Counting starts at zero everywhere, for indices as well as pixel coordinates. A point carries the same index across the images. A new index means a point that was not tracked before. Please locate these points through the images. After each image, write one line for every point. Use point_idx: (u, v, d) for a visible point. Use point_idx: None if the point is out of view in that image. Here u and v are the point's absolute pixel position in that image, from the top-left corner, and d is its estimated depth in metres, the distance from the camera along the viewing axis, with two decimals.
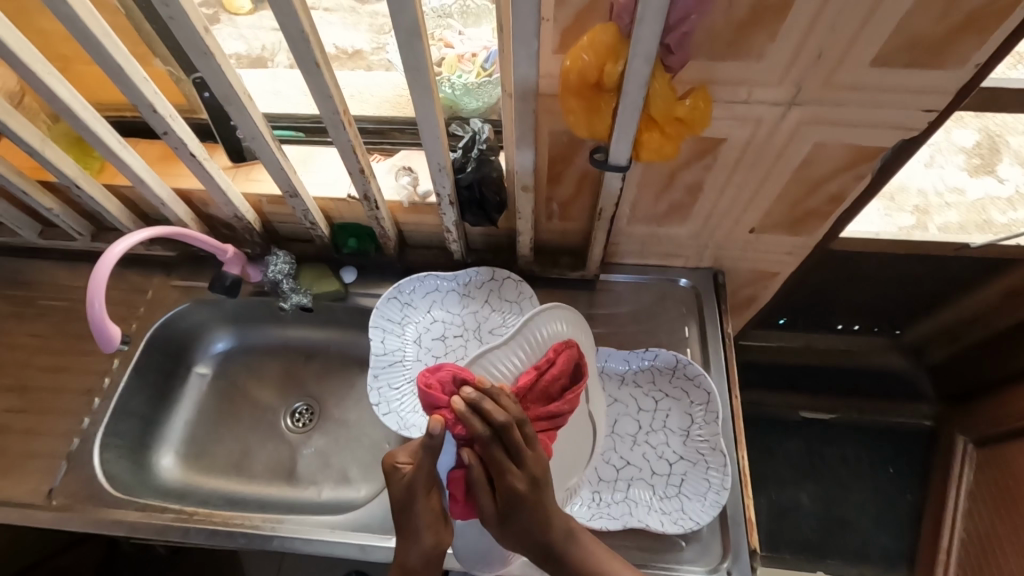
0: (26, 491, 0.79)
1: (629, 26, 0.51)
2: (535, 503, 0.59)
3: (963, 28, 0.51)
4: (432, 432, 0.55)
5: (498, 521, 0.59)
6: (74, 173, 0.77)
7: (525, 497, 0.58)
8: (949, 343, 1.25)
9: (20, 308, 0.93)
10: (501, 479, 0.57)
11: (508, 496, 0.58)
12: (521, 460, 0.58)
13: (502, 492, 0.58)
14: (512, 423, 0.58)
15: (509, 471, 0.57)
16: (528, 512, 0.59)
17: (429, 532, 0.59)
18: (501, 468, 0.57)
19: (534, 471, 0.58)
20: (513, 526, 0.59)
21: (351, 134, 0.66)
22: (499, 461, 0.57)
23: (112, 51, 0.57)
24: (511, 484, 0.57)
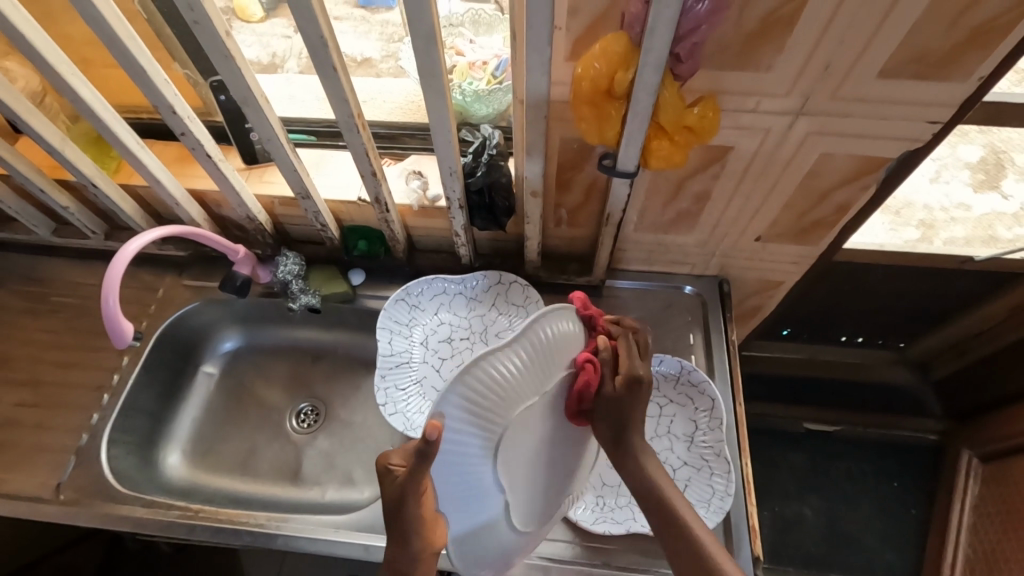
0: (34, 485, 0.79)
1: (639, 35, 0.53)
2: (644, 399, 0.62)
3: (968, 42, 0.52)
4: (430, 439, 0.51)
5: (617, 411, 0.61)
6: (92, 172, 0.78)
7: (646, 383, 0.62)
8: (955, 357, 1.23)
9: (34, 304, 0.95)
10: (628, 361, 0.62)
11: (630, 379, 0.61)
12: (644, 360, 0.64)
13: (627, 372, 0.61)
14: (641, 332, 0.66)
15: (636, 358, 0.62)
16: (638, 402, 0.61)
17: (420, 536, 0.57)
18: (628, 355, 0.62)
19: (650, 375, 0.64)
20: (624, 408, 0.61)
21: (365, 138, 0.68)
22: (628, 348, 0.63)
23: (136, 54, 0.58)
24: (636, 366, 0.62)
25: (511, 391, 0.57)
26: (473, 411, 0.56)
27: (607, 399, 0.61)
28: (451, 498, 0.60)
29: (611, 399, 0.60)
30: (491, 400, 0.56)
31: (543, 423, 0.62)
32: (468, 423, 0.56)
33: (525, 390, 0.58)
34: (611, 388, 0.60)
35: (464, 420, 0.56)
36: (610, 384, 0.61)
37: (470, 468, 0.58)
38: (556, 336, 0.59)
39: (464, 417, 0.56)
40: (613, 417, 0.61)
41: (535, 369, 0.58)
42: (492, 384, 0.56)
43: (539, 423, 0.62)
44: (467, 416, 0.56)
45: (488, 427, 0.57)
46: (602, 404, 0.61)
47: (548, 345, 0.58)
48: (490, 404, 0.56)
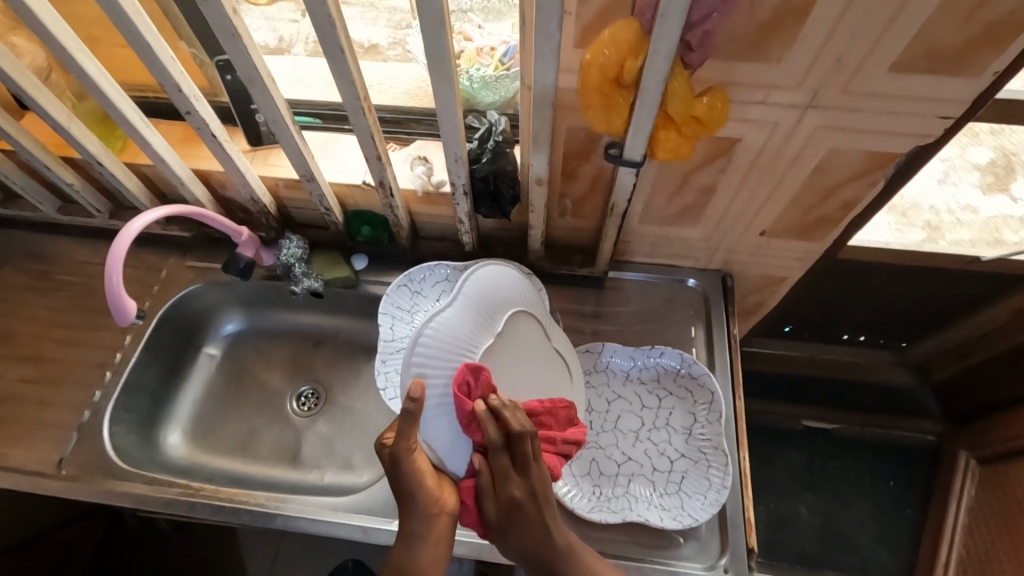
0: (36, 460, 0.80)
1: (650, 22, 0.52)
2: (534, 518, 0.58)
3: (983, 38, 0.52)
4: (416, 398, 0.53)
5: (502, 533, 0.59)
6: (96, 150, 0.78)
7: (525, 507, 0.58)
8: (956, 360, 1.25)
9: (37, 282, 0.95)
10: (501, 488, 0.58)
11: (507, 505, 0.58)
12: (525, 472, 0.58)
13: (501, 501, 0.58)
14: (525, 436, 0.57)
15: (509, 481, 0.58)
16: (527, 525, 0.58)
17: (426, 494, 0.58)
18: (504, 477, 0.58)
19: (537, 486, 0.58)
20: (512, 537, 0.59)
21: (370, 122, 0.67)
22: (501, 469, 0.58)
23: (142, 30, 0.58)
24: (509, 492, 0.58)
25: (463, 341, 0.65)
26: (441, 361, 0.63)
27: (495, 531, 0.60)
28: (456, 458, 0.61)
29: (497, 531, 0.60)
30: (451, 347, 0.64)
31: (502, 357, 0.69)
32: (442, 373, 0.62)
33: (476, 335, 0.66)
34: (494, 523, 0.59)
35: (437, 375, 0.62)
36: (490, 522, 0.59)
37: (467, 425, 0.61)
38: (482, 284, 0.69)
39: (436, 368, 0.62)
40: (508, 545, 0.60)
41: (473, 316, 0.67)
42: (448, 335, 0.64)
43: (498, 358, 0.68)
44: (437, 367, 0.62)
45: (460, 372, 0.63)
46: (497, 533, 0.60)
47: (484, 295, 0.69)
48: (452, 352, 0.64)
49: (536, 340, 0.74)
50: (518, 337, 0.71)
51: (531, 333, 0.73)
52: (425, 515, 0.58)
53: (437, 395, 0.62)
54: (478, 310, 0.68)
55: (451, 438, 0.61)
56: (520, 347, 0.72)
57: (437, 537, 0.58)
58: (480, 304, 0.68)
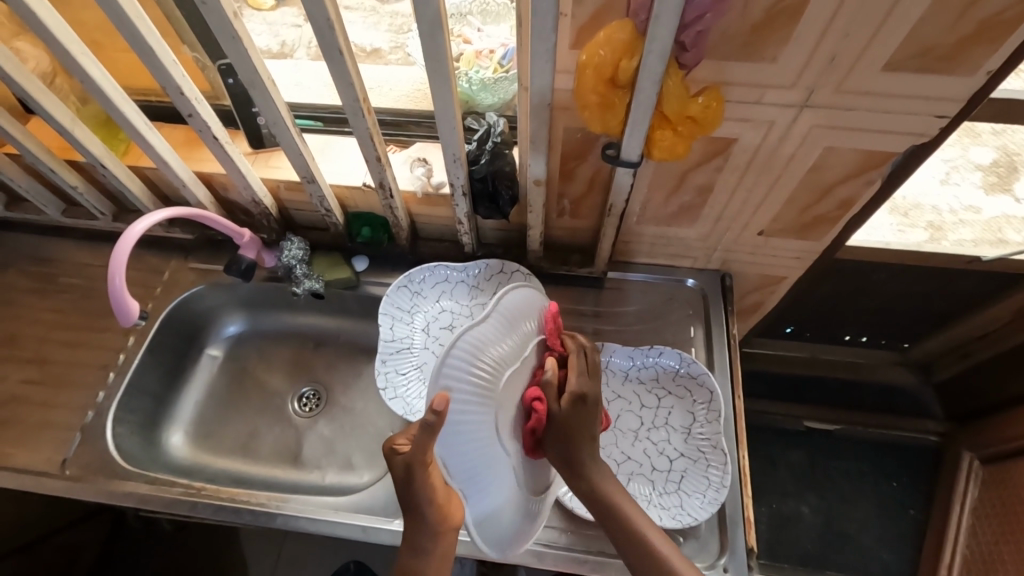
0: (40, 460, 0.81)
1: (645, 23, 0.53)
2: (592, 416, 0.63)
3: (975, 37, 0.52)
4: (437, 411, 0.49)
5: (569, 427, 0.61)
6: (100, 153, 0.79)
7: (593, 400, 0.63)
8: (959, 360, 1.25)
9: (42, 284, 0.96)
10: (572, 380, 0.64)
11: (575, 398, 0.62)
12: (595, 376, 0.66)
13: (571, 392, 0.62)
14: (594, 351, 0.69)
15: (581, 376, 0.64)
16: (587, 420, 0.62)
17: (435, 511, 0.60)
18: (576, 373, 0.64)
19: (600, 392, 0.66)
20: (571, 431, 0.61)
21: (369, 124, 0.68)
22: (577, 366, 0.65)
23: (144, 34, 0.59)
24: (579, 385, 0.63)
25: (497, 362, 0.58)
26: (475, 378, 0.55)
27: (554, 425, 0.61)
28: (465, 478, 0.56)
29: (562, 425, 0.61)
30: (487, 367, 0.57)
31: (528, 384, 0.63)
32: (473, 392, 0.55)
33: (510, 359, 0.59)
34: (558, 412, 0.61)
35: (467, 393, 0.55)
36: (554, 412, 0.61)
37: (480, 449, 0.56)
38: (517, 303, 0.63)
39: (470, 387, 0.55)
40: (563, 440, 0.61)
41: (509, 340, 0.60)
42: (485, 351, 0.57)
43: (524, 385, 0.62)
44: (471, 384, 0.55)
45: (489, 396, 0.57)
46: (552, 429, 0.62)
47: (522, 313, 0.63)
48: (486, 371, 0.57)
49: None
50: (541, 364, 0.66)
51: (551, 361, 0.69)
52: (432, 531, 0.60)
53: (465, 413, 0.55)
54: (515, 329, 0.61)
55: (465, 457, 0.55)
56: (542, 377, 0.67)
57: (446, 547, 0.61)
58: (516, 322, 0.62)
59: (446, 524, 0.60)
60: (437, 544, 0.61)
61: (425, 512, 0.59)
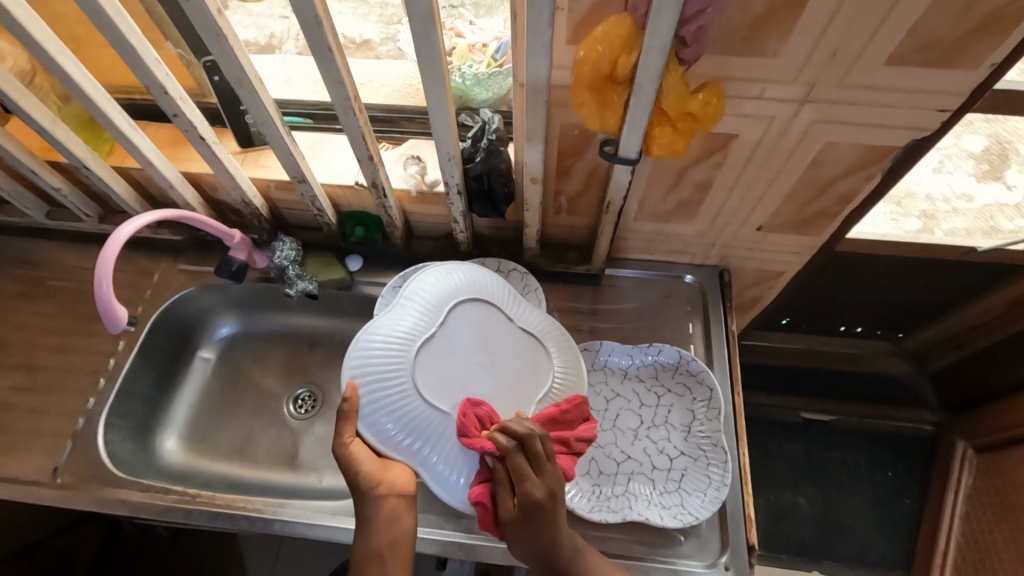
0: (30, 469, 0.79)
1: (644, 18, 0.51)
2: (551, 516, 0.58)
3: (980, 29, 0.51)
4: (346, 398, 0.65)
5: (523, 534, 0.58)
6: (84, 155, 0.77)
7: (545, 507, 0.57)
8: (953, 350, 1.25)
9: (28, 288, 0.94)
10: (519, 488, 0.58)
11: (526, 507, 0.58)
12: (543, 471, 0.58)
13: (521, 501, 0.58)
14: (534, 436, 0.59)
15: (524, 480, 0.58)
16: (545, 523, 0.58)
17: (367, 479, 0.64)
18: (519, 477, 0.58)
19: (553, 484, 0.58)
20: (533, 539, 0.58)
21: (361, 122, 0.66)
22: (517, 470, 0.58)
23: (124, 31, 0.57)
24: (528, 492, 0.57)
25: (400, 335, 0.69)
26: (377, 362, 0.68)
27: (513, 535, 0.59)
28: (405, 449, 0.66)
29: (517, 533, 0.58)
30: (385, 348, 0.68)
31: (447, 350, 0.69)
32: (376, 372, 0.67)
33: (415, 327, 0.70)
34: (514, 524, 0.58)
35: (375, 373, 0.67)
36: (512, 528, 0.58)
37: (411, 415, 0.66)
38: (423, 282, 0.73)
39: (371, 369, 0.67)
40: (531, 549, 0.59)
41: (413, 313, 0.70)
42: (386, 332, 0.69)
43: (443, 350, 0.69)
44: (372, 368, 0.68)
45: (396, 369, 0.67)
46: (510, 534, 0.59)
47: (426, 291, 0.72)
48: (385, 351, 0.68)
49: (494, 329, 0.72)
50: (463, 327, 0.71)
51: (486, 320, 0.72)
52: (373, 497, 0.63)
53: (376, 393, 0.67)
54: (417, 308, 0.71)
55: (403, 426, 0.66)
56: (477, 331, 0.71)
57: (390, 516, 0.63)
58: (422, 301, 0.71)
59: (383, 488, 0.64)
60: (381, 513, 0.63)
61: (359, 483, 0.64)
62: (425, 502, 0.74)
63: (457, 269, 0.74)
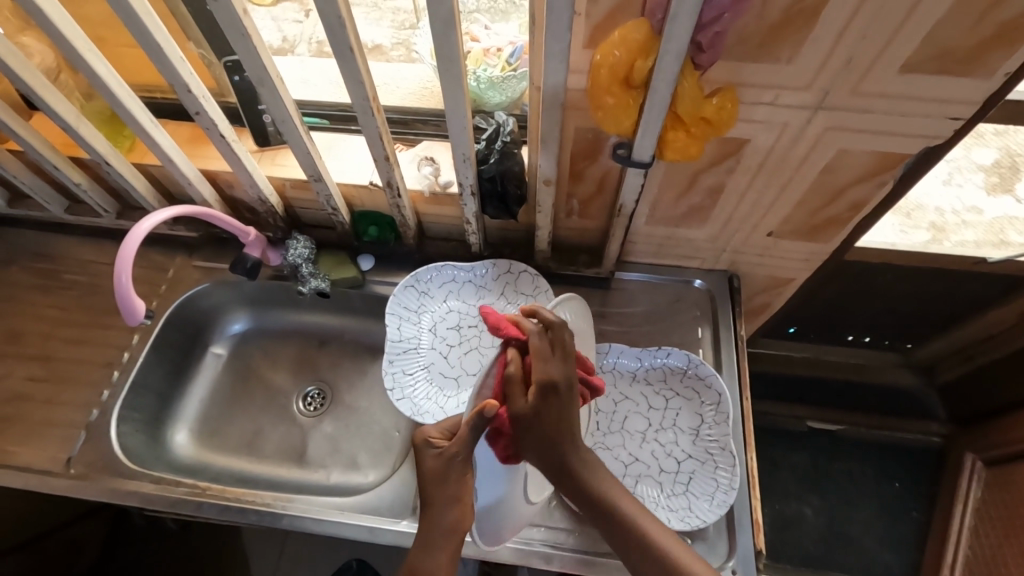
0: (45, 458, 0.80)
1: (661, 22, 0.52)
2: (565, 406, 0.59)
3: (994, 38, 0.51)
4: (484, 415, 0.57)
5: (534, 419, 0.58)
6: (106, 151, 0.78)
7: (563, 388, 0.59)
8: (962, 362, 1.25)
9: (45, 281, 0.95)
10: (541, 367, 0.58)
11: (542, 390, 0.58)
12: (564, 358, 0.60)
13: (539, 383, 0.58)
14: (563, 327, 0.61)
15: (547, 366, 0.59)
16: (558, 413, 0.58)
17: (454, 514, 0.60)
18: (542, 361, 0.59)
19: (573, 374, 0.60)
20: (544, 426, 0.58)
21: (379, 123, 0.67)
22: (540, 352, 0.59)
23: (152, 30, 0.58)
24: (550, 372, 0.58)
25: None
26: None
27: (520, 426, 0.58)
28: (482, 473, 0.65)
29: (530, 422, 0.58)
30: None
31: None
32: None
33: None
34: (524, 411, 0.58)
35: None
36: (526, 413, 0.58)
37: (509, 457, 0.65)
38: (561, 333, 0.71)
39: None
40: (535, 437, 0.59)
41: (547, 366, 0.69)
42: None
43: None
44: None
45: None
46: (521, 427, 0.58)
47: None
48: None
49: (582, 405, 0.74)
50: None
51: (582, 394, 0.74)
52: (443, 534, 0.60)
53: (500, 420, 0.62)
54: None
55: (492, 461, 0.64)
56: None
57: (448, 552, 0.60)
58: None
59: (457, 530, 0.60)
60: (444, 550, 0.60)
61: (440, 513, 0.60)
62: None
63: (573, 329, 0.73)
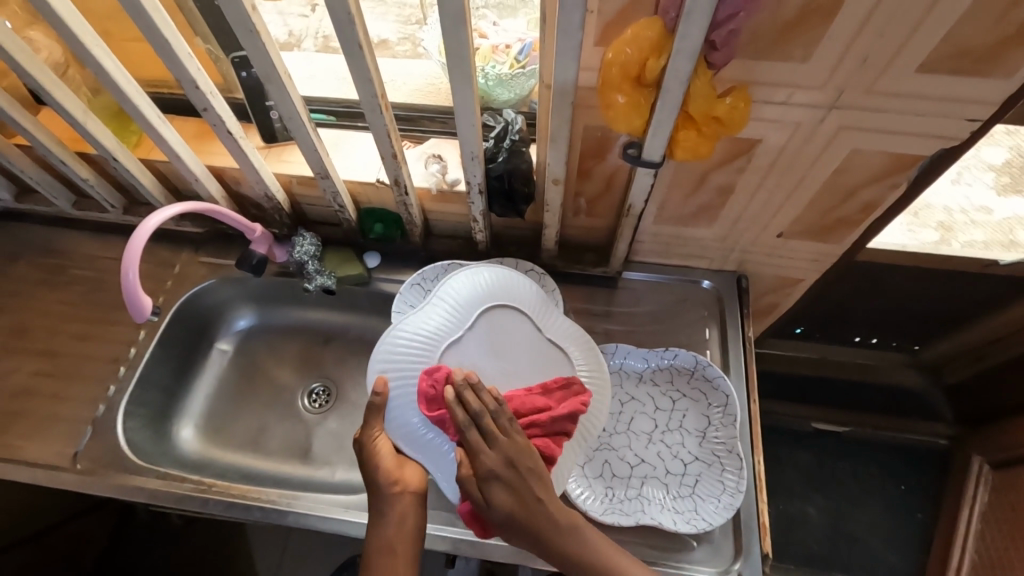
0: (52, 453, 0.81)
1: (675, 20, 0.51)
2: (516, 488, 0.61)
3: (1016, 37, 0.50)
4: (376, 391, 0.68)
5: (493, 508, 0.61)
6: (113, 146, 0.78)
7: (503, 475, 0.61)
8: (971, 363, 1.23)
9: (52, 276, 0.96)
10: (477, 463, 0.61)
11: (496, 480, 0.61)
12: (492, 444, 0.62)
13: (482, 477, 0.61)
14: (486, 411, 0.63)
15: (482, 458, 0.61)
16: (517, 493, 0.61)
17: (385, 473, 0.66)
18: (476, 454, 0.61)
19: (509, 455, 0.61)
20: (502, 512, 0.60)
21: (387, 120, 0.67)
22: (471, 445, 0.62)
23: (161, 26, 0.58)
24: (486, 465, 0.61)
25: (432, 333, 0.72)
26: (405, 356, 0.71)
27: (488, 513, 0.61)
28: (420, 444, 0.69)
29: (485, 511, 0.61)
30: (415, 340, 0.71)
31: (473, 356, 0.71)
32: (402, 368, 0.70)
33: (448, 328, 0.72)
34: (480, 501, 0.61)
35: (404, 364, 0.70)
36: (490, 507, 0.61)
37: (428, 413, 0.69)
38: (461, 283, 0.75)
39: (397, 365, 0.70)
40: (514, 528, 0.61)
41: (449, 314, 0.73)
42: (421, 328, 0.72)
43: (467, 353, 0.71)
44: (399, 361, 0.71)
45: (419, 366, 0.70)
46: (486, 513, 0.61)
47: (461, 295, 0.74)
48: (413, 353, 0.71)
49: (524, 340, 0.73)
50: (500, 332, 0.73)
51: (517, 329, 0.73)
52: (389, 494, 0.65)
53: (402, 385, 0.70)
54: (455, 306, 0.73)
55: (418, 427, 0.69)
56: (508, 339, 0.73)
57: (404, 513, 0.65)
58: (456, 303, 0.73)
59: (399, 486, 0.66)
60: (394, 510, 0.65)
61: (377, 479, 0.66)
62: (435, 499, 0.75)
63: (494, 274, 0.76)
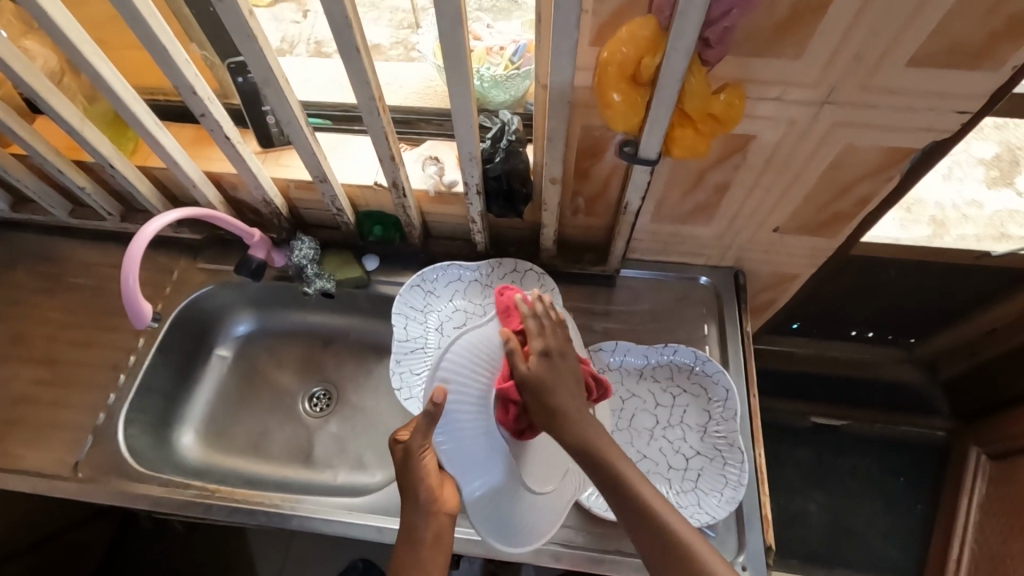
0: (53, 462, 0.80)
1: (669, 19, 0.52)
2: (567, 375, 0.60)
3: (1003, 31, 0.51)
4: (437, 401, 0.57)
5: (544, 387, 0.59)
6: (110, 153, 0.78)
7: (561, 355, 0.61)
8: (965, 357, 1.23)
9: (50, 284, 0.95)
10: (537, 340, 0.61)
11: (542, 358, 0.60)
12: (551, 327, 0.62)
13: (538, 353, 0.60)
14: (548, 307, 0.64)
15: (541, 340, 0.61)
16: (563, 380, 0.60)
17: (427, 490, 0.60)
18: (535, 336, 0.61)
19: (566, 345, 0.62)
20: (551, 391, 0.59)
21: (385, 122, 0.67)
22: (532, 327, 0.61)
23: (158, 33, 0.58)
24: (546, 343, 0.61)
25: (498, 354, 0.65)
26: (467, 370, 0.63)
27: (534, 394, 0.59)
28: (465, 464, 0.63)
29: (534, 392, 0.58)
30: (480, 357, 0.64)
31: None
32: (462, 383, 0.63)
33: None
34: (529, 380, 0.59)
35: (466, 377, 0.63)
36: (543, 386, 0.58)
37: (480, 434, 0.63)
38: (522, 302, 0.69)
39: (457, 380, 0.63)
40: (546, 409, 0.59)
41: None
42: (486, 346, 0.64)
43: None
44: (460, 376, 0.63)
45: (481, 386, 0.63)
46: (530, 398, 0.59)
47: None
48: (475, 368, 0.64)
49: None
50: None
51: None
52: (424, 511, 0.60)
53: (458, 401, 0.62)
54: None
55: (466, 448, 0.63)
56: None
57: (437, 533, 0.60)
58: None
59: (438, 506, 0.60)
60: (430, 528, 0.60)
61: (417, 495, 0.60)
62: None
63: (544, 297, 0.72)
